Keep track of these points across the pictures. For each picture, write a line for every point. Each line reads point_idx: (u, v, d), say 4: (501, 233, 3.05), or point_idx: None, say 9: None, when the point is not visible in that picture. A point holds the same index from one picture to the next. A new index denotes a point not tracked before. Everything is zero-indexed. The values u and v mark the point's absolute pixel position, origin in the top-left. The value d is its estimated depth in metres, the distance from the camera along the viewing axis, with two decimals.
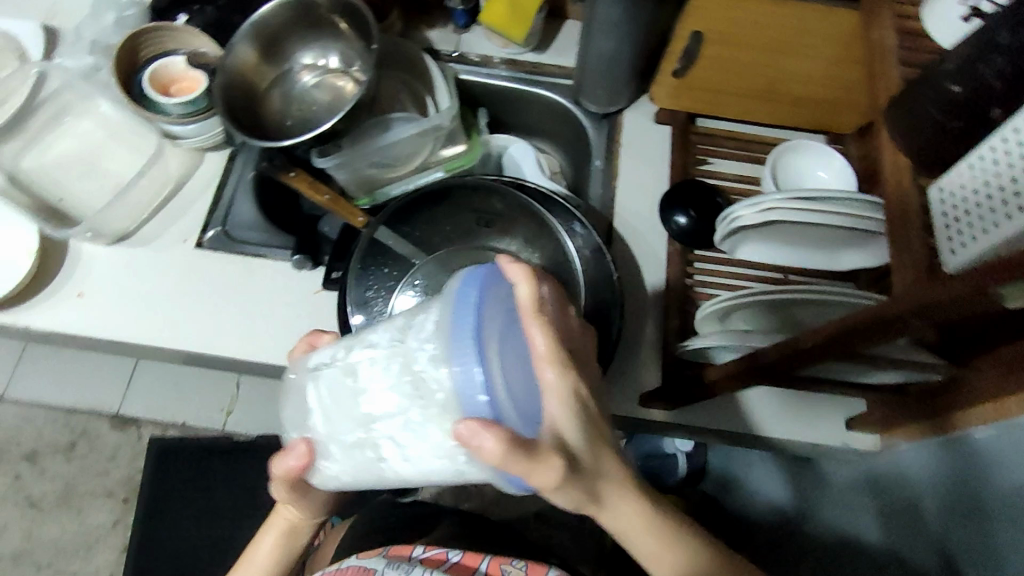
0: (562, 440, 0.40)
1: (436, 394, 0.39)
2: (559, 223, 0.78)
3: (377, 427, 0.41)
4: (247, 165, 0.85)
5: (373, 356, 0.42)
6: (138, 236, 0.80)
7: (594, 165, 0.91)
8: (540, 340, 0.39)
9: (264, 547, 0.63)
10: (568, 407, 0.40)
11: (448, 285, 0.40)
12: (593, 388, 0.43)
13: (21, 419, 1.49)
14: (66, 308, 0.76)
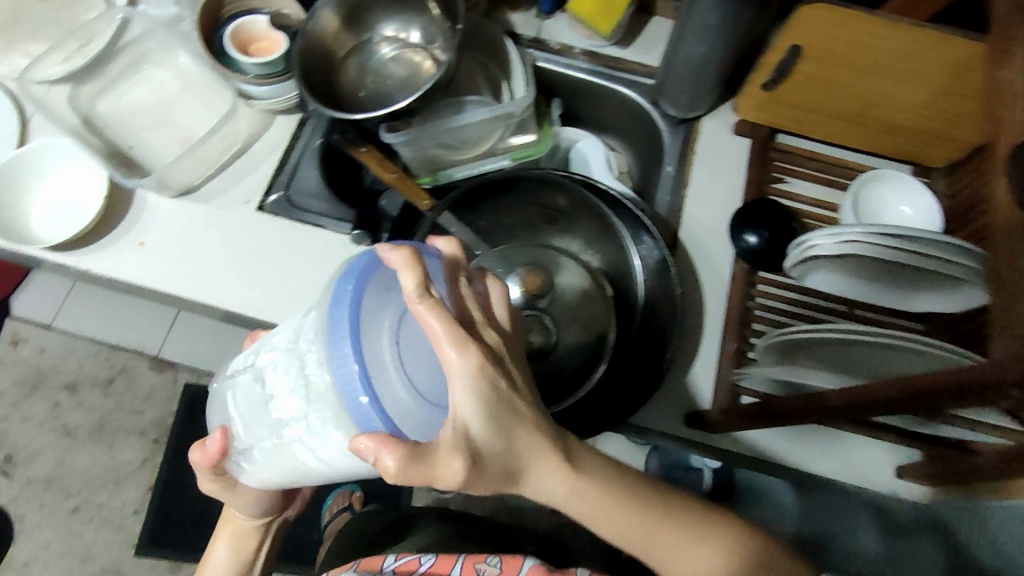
0: (465, 421, 0.41)
1: (327, 399, 0.42)
2: (627, 231, 0.73)
3: (289, 430, 0.46)
4: (316, 131, 0.84)
5: (277, 363, 0.47)
6: (202, 192, 0.80)
7: (666, 170, 0.88)
8: (434, 324, 0.40)
9: (220, 556, 0.71)
10: (464, 384, 0.41)
11: (328, 283, 0.43)
12: (500, 364, 0.44)
13: (66, 348, 1.53)
14: (128, 257, 0.77)
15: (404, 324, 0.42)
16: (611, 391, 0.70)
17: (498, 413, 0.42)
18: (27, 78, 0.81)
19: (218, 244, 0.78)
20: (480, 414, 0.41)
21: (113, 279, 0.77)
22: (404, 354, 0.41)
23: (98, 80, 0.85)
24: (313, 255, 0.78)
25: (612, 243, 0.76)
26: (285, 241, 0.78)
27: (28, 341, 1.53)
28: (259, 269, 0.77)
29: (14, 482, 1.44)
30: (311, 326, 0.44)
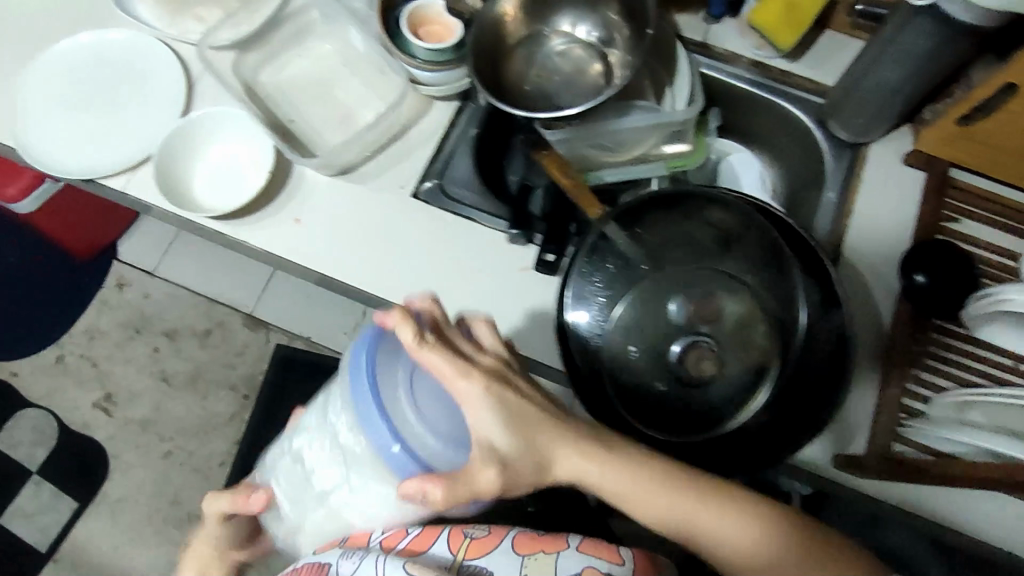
0: (490, 442, 0.51)
1: (364, 461, 0.53)
2: (800, 266, 0.67)
3: (333, 498, 0.56)
4: (472, 121, 0.83)
5: (308, 438, 0.57)
6: (359, 172, 0.80)
7: (826, 196, 0.84)
8: (436, 362, 0.51)
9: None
10: (480, 402, 0.51)
11: (342, 358, 0.53)
12: (509, 379, 0.54)
13: (168, 296, 1.58)
14: (283, 233, 0.78)
15: (414, 378, 0.53)
16: (765, 432, 0.65)
17: (513, 424, 0.52)
18: (204, 43, 0.82)
19: (371, 229, 0.78)
20: (499, 425, 0.51)
21: (267, 253, 0.78)
22: (420, 401, 0.52)
23: (262, 48, 0.85)
24: (466, 248, 0.78)
25: (777, 271, 0.69)
26: (440, 232, 0.78)
27: (133, 286, 1.58)
28: (410, 257, 0.78)
29: (113, 420, 1.51)
30: (335, 405, 0.54)
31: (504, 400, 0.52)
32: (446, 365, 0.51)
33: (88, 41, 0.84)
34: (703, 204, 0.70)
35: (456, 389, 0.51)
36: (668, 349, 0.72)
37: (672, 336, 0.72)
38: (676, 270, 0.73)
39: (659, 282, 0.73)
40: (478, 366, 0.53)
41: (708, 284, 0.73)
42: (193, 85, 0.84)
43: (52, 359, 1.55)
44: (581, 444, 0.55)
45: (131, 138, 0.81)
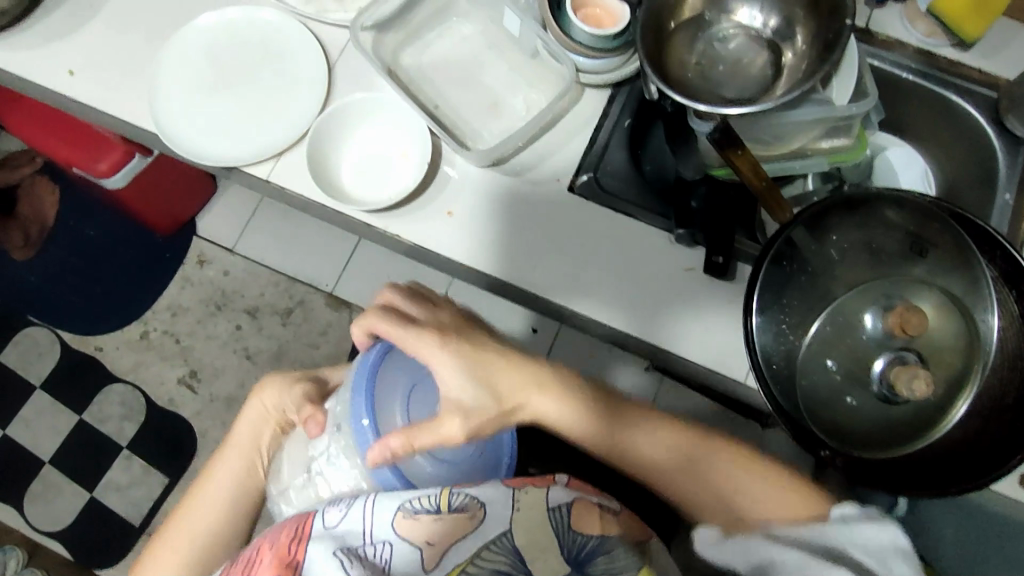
0: (453, 394, 0.61)
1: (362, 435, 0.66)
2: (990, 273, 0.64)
3: (314, 465, 0.68)
4: (625, 111, 0.78)
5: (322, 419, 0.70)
6: (511, 164, 0.77)
7: (1003, 198, 0.79)
8: (395, 335, 0.63)
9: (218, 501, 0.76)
10: (448, 367, 0.61)
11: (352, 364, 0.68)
12: (460, 351, 0.62)
13: (247, 273, 1.56)
14: (437, 226, 0.75)
15: (412, 387, 0.67)
16: (964, 452, 0.64)
17: (476, 371, 0.62)
18: (356, 24, 0.77)
19: (527, 226, 0.75)
20: (461, 379, 0.61)
21: (419, 247, 0.75)
22: (409, 395, 0.66)
23: (402, 29, 0.80)
24: (626, 243, 0.75)
25: (968, 279, 0.65)
26: (599, 227, 0.75)
27: (213, 262, 1.57)
28: (565, 252, 0.75)
29: (199, 397, 1.52)
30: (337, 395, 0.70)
31: (467, 351, 0.62)
32: (406, 334, 0.63)
33: (235, 17, 0.82)
34: (882, 205, 0.66)
35: (421, 351, 0.62)
36: (871, 369, 0.67)
37: (874, 352, 0.67)
38: (869, 282, 0.69)
39: (857, 294, 0.69)
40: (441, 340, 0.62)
41: (902, 292, 0.68)
42: (333, 69, 0.80)
43: (136, 335, 1.55)
44: (524, 367, 0.64)
45: (273, 123, 0.78)
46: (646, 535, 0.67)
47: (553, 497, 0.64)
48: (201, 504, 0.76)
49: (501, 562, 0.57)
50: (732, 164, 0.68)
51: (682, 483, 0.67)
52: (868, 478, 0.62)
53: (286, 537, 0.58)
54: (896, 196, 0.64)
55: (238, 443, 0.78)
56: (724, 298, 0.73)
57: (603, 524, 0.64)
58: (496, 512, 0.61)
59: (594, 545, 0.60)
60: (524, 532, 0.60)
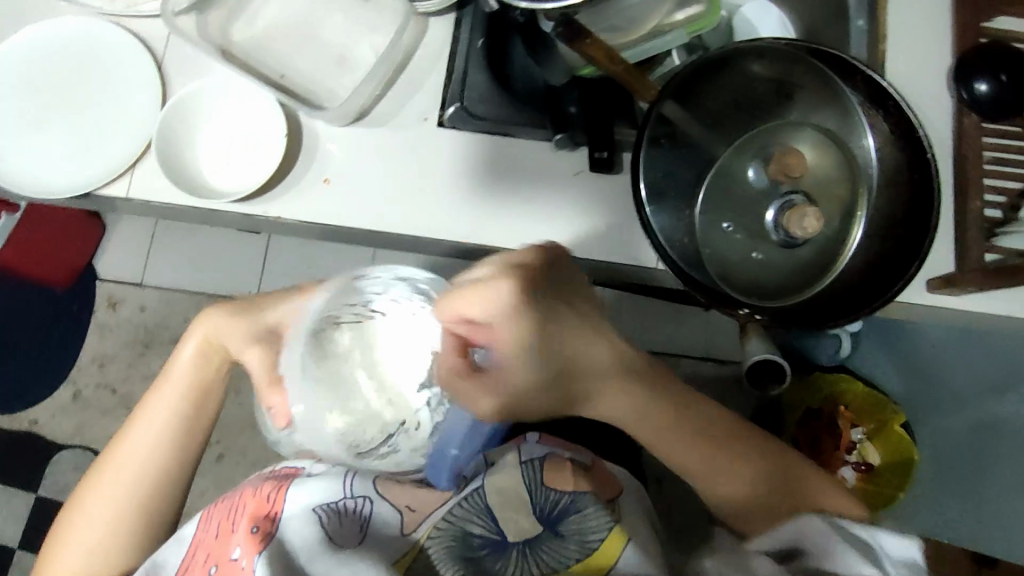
0: (520, 376, 0.57)
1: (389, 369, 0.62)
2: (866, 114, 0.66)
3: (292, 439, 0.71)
4: (476, 31, 0.75)
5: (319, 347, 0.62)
6: (375, 115, 0.74)
7: (857, 24, 0.79)
8: (462, 298, 0.56)
9: (153, 426, 0.71)
10: (520, 339, 0.55)
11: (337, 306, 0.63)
12: (553, 329, 0.56)
13: (164, 303, 1.49)
14: (316, 197, 0.72)
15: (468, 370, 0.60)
16: (868, 280, 0.65)
17: (551, 360, 0.57)
18: (168, 10, 0.71)
19: (409, 175, 0.73)
20: (533, 363, 0.56)
21: (304, 223, 0.72)
22: None
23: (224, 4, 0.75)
24: (511, 165, 0.74)
25: (839, 111, 0.67)
26: (482, 158, 0.74)
27: (126, 302, 1.49)
28: (453, 190, 0.73)
29: None
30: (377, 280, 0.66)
31: (553, 320, 0.56)
32: (486, 303, 0.55)
33: (41, 33, 0.75)
34: (746, 61, 0.66)
35: (488, 314, 0.55)
36: (765, 217, 0.68)
37: (764, 203, 0.68)
38: (753, 133, 0.71)
39: (734, 154, 0.71)
40: (539, 310, 0.56)
41: (777, 138, 0.70)
42: (164, 65, 0.74)
43: (69, 397, 1.48)
44: (595, 344, 0.59)
45: (116, 137, 0.73)
46: (616, 490, 0.68)
47: (525, 453, 0.67)
48: (132, 443, 0.70)
49: (473, 523, 0.60)
50: (585, 54, 0.66)
51: (714, 461, 0.65)
52: (789, 320, 0.63)
53: (269, 488, 0.64)
54: (756, 49, 0.65)
55: (179, 380, 0.72)
56: (618, 193, 0.73)
57: (575, 479, 0.65)
58: (471, 474, 0.65)
59: (563, 505, 0.62)
60: (496, 497, 0.62)
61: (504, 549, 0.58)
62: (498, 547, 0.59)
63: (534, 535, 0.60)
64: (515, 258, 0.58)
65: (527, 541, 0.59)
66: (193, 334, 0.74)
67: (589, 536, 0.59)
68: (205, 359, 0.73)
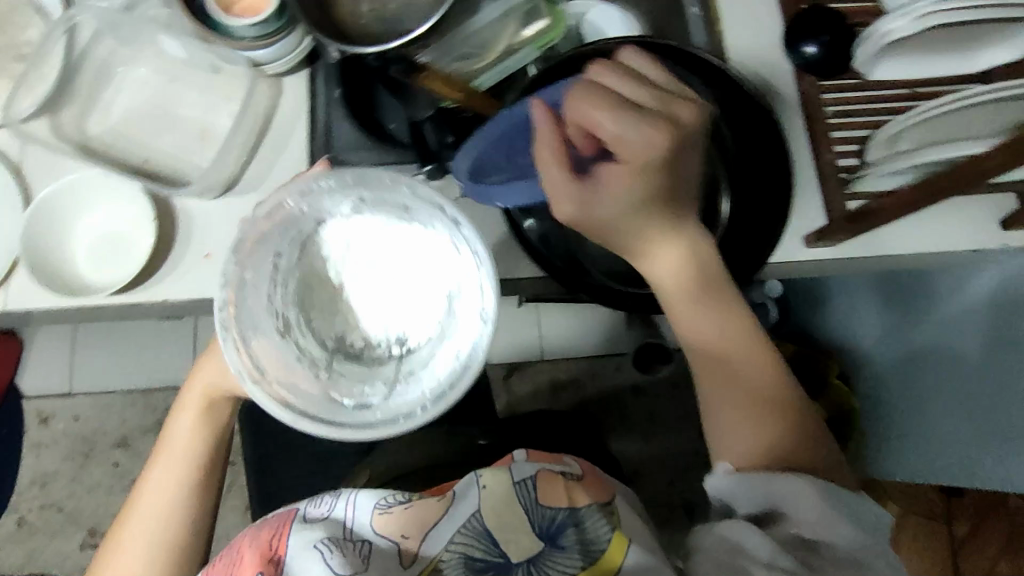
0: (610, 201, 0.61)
1: (374, 284, 0.63)
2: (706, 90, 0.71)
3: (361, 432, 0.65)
4: (330, 81, 0.77)
5: (271, 282, 0.62)
6: (246, 181, 0.74)
7: (691, 11, 0.85)
8: (590, 98, 0.59)
9: (161, 492, 0.71)
10: (629, 177, 0.60)
11: (341, 239, 0.63)
12: (666, 180, 0.61)
13: (97, 408, 1.45)
14: (201, 273, 0.72)
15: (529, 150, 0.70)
16: (733, 238, 0.72)
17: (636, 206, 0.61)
18: (14, 117, 0.71)
19: None
20: (626, 198, 0.60)
21: (194, 300, 0.72)
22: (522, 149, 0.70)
23: (73, 101, 0.75)
24: None
25: None
26: None
27: (57, 416, 1.44)
28: None
29: None
30: (340, 194, 0.62)
31: (663, 166, 0.60)
32: (621, 118, 0.58)
33: None
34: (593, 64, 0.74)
35: (618, 141, 0.59)
36: None
37: None
38: None
39: None
40: (663, 155, 0.59)
41: None
42: (22, 173, 0.74)
43: (14, 526, 1.43)
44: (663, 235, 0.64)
45: None
46: (609, 494, 0.67)
47: (517, 471, 0.64)
48: (139, 517, 0.70)
49: (472, 546, 0.60)
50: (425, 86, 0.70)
51: (729, 391, 0.64)
52: None
53: (266, 533, 0.62)
54: (596, 50, 0.74)
55: (178, 442, 0.74)
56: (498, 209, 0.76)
57: (572, 493, 0.64)
58: (462, 496, 0.63)
59: (563, 519, 0.61)
60: (493, 520, 0.61)
61: (509, 570, 0.59)
62: (504, 569, 0.59)
63: (538, 552, 0.59)
64: (668, 102, 0.60)
65: (531, 559, 0.59)
66: (190, 391, 0.76)
67: (591, 542, 0.60)
68: (211, 415, 0.75)
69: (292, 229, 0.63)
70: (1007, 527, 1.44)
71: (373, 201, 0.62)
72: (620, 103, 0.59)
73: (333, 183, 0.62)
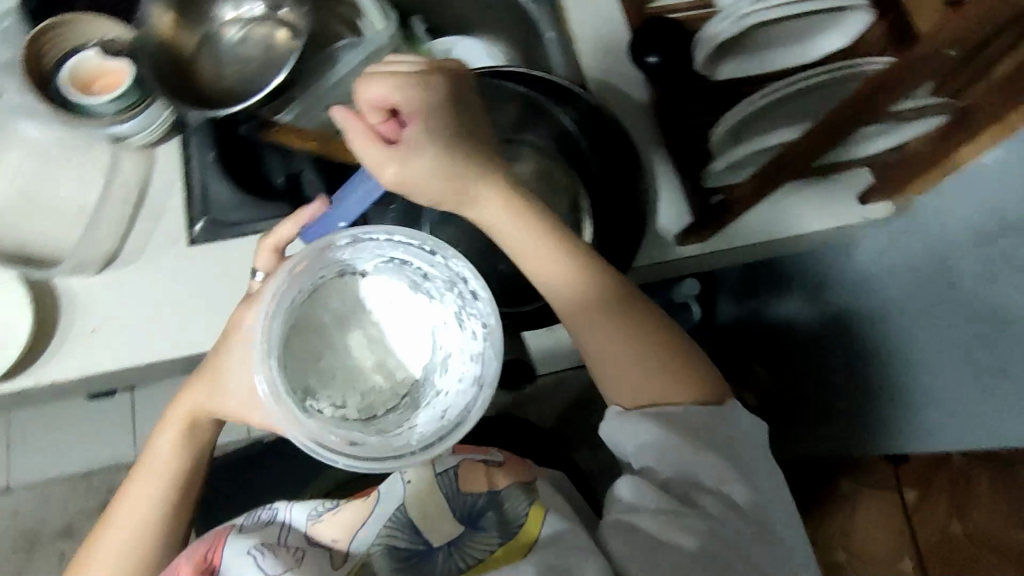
0: (423, 172, 0.61)
1: (388, 331, 0.63)
2: (555, 105, 0.81)
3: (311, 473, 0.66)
4: (204, 146, 0.78)
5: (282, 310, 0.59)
6: (125, 253, 0.75)
7: (549, 36, 0.89)
8: (373, 87, 0.60)
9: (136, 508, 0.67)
10: (426, 141, 0.61)
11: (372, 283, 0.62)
12: (461, 140, 0.63)
13: (37, 499, 1.41)
14: (87, 349, 0.72)
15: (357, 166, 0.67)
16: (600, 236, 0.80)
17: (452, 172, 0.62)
18: None
19: (175, 300, 0.74)
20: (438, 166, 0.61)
21: (83, 376, 0.72)
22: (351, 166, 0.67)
23: None
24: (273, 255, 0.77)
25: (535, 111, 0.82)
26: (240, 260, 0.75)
27: None
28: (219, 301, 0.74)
29: None
30: (378, 247, 0.61)
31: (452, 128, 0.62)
32: (398, 90, 0.60)
33: None
34: None
35: (405, 108, 0.60)
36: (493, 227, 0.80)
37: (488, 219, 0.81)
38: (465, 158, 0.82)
39: None
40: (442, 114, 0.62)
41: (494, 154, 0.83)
42: None
43: None
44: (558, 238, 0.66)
45: None
46: (531, 476, 0.68)
47: (440, 464, 0.66)
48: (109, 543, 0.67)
49: (399, 537, 0.61)
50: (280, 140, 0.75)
51: (628, 356, 0.65)
52: None
53: (199, 549, 0.62)
54: None
55: (158, 461, 0.69)
56: None
57: (493, 478, 0.66)
58: (388, 490, 0.64)
59: (483, 504, 0.64)
60: (417, 512, 0.63)
61: (431, 555, 0.61)
62: (425, 555, 0.61)
63: (457, 535, 0.62)
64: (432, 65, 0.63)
65: (453, 540, 0.61)
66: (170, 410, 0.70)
67: (511, 519, 0.62)
68: (191, 435, 0.70)
69: (323, 267, 0.61)
70: (950, 489, 1.41)
71: (401, 262, 0.62)
72: (391, 75, 0.60)
73: (382, 237, 0.61)
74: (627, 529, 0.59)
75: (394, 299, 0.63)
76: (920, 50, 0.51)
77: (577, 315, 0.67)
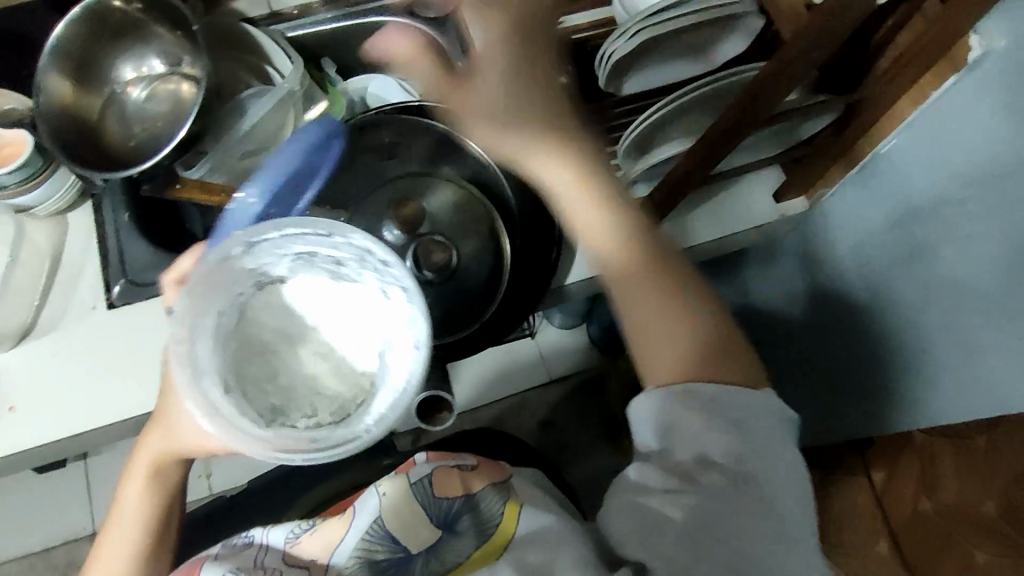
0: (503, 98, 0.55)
1: (325, 331, 0.59)
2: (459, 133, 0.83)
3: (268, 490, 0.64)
4: (118, 209, 0.77)
5: (214, 338, 0.56)
6: (43, 323, 0.74)
7: None
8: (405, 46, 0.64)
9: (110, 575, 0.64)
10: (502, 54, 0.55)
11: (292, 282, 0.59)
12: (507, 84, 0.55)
13: None
14: (8, 426, 0.70)
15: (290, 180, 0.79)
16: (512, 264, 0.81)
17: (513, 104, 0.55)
18: None
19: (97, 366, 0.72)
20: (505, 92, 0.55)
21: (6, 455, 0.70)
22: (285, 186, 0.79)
23: None
24: None
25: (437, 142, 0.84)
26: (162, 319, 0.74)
27: None
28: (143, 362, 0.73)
29: None
30: (276, 245, 0.56)
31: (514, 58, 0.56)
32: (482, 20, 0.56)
33: None
34: (373, 131, 0.84)
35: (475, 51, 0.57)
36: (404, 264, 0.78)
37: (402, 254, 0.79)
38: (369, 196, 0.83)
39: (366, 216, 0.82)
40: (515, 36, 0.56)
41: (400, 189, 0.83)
42: None
43: None
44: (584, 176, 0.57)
45: None
46: (505, 473, 0.67)
47: (414, 472, 0.64)
48: None
49: (375, 548, 0.60)
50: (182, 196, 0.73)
51: (664, 313, 0.56)
52: None
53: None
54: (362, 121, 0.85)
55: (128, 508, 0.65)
56: None
57: (467, 482, 0.64)
58: (363, 503, 0.63)
59: (458, 508, 0.62)
60: (394, 523, 0.61)
61: (409, 562, 0.60)
62: (402, 563, 0.60)
63: (435, 542, 0.61)
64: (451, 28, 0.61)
65: (431, 547, 0.61)
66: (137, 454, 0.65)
67: (486, 520, 0.61)
68: (161, 479, 0.65)
69: (236, 284, 0.58)
70: None
71: (308, 255, 0.57)
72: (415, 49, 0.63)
73: (275, 236, 0.56)
74: (623, 509, 0.54)
75: (316, 290, 0.59)
76: (789, 53, 0.53)
77: (615, 279, 0.58)
